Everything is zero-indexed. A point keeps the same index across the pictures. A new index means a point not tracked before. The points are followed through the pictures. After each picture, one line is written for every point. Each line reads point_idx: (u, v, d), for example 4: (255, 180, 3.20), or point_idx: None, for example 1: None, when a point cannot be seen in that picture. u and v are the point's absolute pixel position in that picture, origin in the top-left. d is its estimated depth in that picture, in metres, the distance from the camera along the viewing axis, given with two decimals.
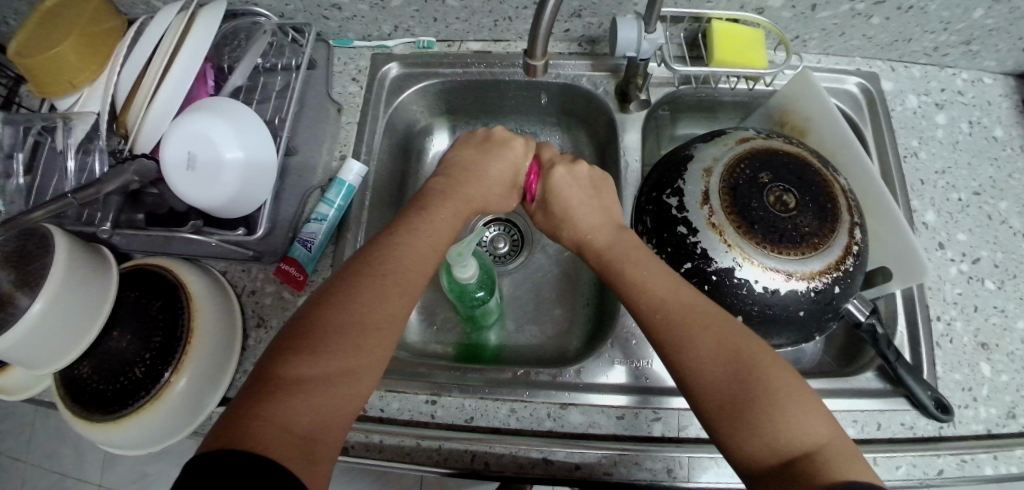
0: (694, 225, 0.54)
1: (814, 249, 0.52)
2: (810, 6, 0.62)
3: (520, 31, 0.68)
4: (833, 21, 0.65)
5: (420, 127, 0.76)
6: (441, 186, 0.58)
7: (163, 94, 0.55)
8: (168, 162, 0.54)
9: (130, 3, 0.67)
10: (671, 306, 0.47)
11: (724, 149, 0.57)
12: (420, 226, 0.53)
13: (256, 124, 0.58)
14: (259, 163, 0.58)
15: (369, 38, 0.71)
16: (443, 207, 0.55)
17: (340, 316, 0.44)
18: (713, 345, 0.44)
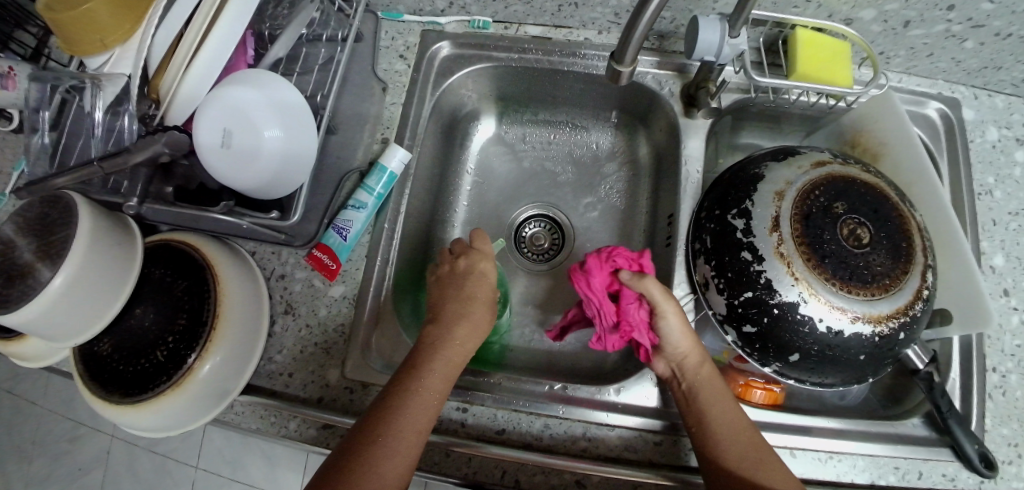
0: (760, 253, 0.51)
1: (883, 290, 0.49)
2: (903, 24, 0.58)
3: (585, 18, 0.63)
4: (924, 41, 0.60)
5: (466, 111, 0.71)
6: (449, 302, 0.56)
7: (201, 60, 0.53)
8: (202, 139, 0.51)
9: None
10: (729, 435, 0.49)
11: (798, 172, 0.53)
12: (448, 340, 0.53)
13: (295, 102, 0.54)
14: (297, 148, 0.54)
15: (420, 12, 0.66)
16: (481, 292, 0.57)
17: (414, 391, 0.49)
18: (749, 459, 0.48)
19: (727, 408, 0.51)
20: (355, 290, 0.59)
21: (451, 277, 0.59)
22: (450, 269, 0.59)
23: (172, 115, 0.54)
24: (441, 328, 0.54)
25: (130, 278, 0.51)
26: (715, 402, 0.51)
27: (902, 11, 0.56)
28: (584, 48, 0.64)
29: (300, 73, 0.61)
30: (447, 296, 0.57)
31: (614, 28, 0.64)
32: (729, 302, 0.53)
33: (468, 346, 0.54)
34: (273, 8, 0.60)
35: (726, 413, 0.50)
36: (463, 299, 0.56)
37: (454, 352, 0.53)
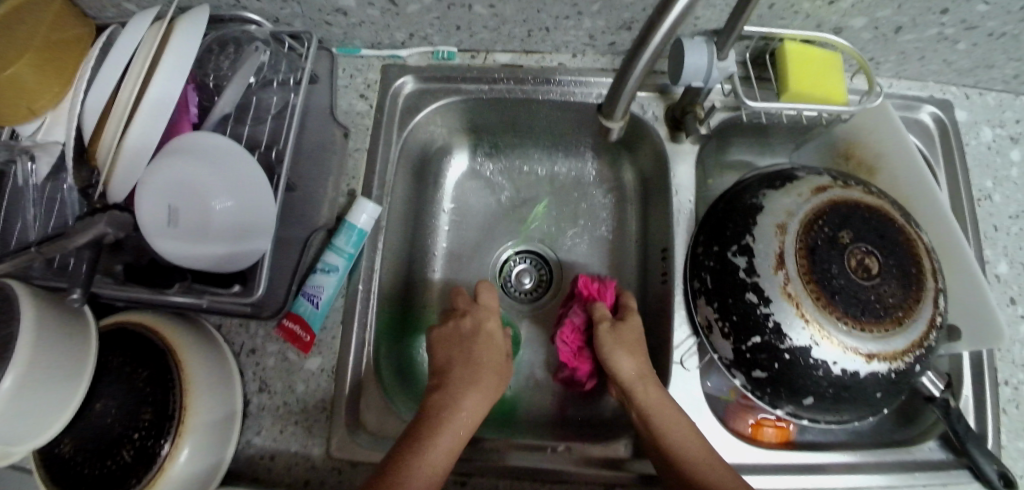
0: (766, 295, 0.47)
1: (896, 324, 0.47)
2: (894, 29, 0.55)
3: (558, 42, 0.59)
4: (915, 45, 0.57)
5: (438, 147, 0.66)
6: (455, 362, 0.53)
7: (137, 125, 0.46)
8: (145, 223, 0.47)
9: (99, 4, 0.59)
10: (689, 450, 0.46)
11: (798, 200, 0.50)
12: (456, 411, 0.49)
13: (234, 153, 0.50)
14: (248, 202, 0.49)
15: (379, 46, 0.61)
16: (488, 357, 0.54)
17: (421, 463, 0.44)
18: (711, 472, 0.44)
19: (683, 429, 0.47)
20: (333, 362, 0.54)
21: (456, 332, 0.56)
22: (455, 328, 0.56)
23: (111, 189, 0.47)
24: (448, 395, 0.50)
25: (83, 379, 0.46)
26: (668, 420, 0.48)
27: (893, 17, 0.53)
28: (558, 74, 0.60)
29: (254, 126, 0.56)
30: (454, 358, 0.53)
31: (589, 51, 0.60)
32: (736, 348, 0.50)
33: (475, 419, 0.49)
34: (219, 58, 0.55)
35: (681, 432, 0.47)
36: (471, 352, 0.53)
37: (464, 418, 0.49)
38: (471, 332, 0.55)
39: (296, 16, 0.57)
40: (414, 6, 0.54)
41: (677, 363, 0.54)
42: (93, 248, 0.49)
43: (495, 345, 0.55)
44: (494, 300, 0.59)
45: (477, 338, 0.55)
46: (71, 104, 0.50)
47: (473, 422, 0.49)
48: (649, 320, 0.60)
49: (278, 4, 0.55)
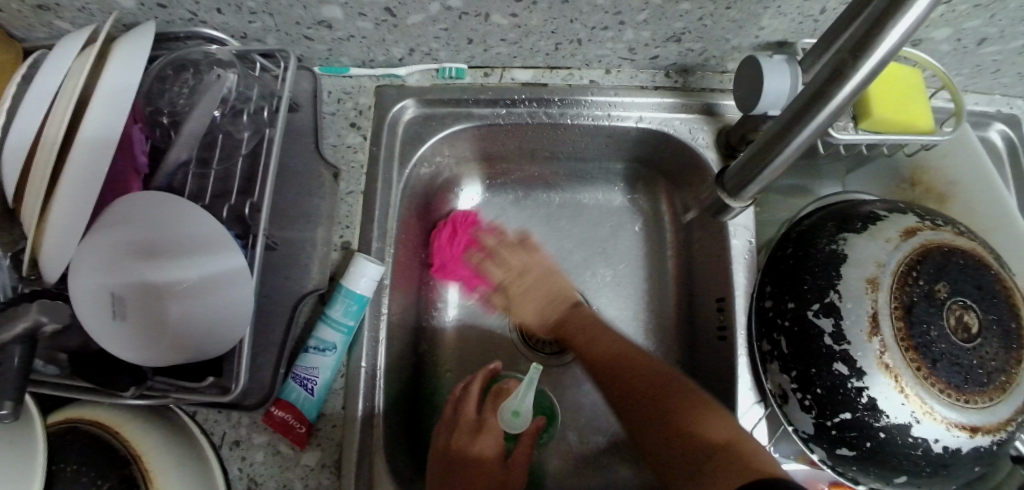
0: (858, 366, 0.40)
1: (1001, 391, 0.39)
2: (978, 41, 0.52)
3: (590, 56, 0.50)
4: (994, 57, 0.54)
5: (445, 179, 0.58)
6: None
7: (71, 178, 0.37)
8: (99, 336, 0.39)
9: (25, 23, 0.49)
10: (597, 349, 0.50)
11: (887, 248, 0.43)
12: None
13: (147, 199, 0.42)
14: (179, 239, 0.42)
15: (371, 63, 0.52)
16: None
17: None
18: (605, 362, 0.49)
19: (589, 334, 0.52)
20: (336, 455, 0.45)
21: (443, 457, 0.46)
22: (443, 453, 0.46)
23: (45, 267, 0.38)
24: None
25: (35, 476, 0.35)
26: (583, 338, 0.52)
27: (979, 28, 0.50)
28: (590, 93, 0.52)
29: (223, 165, 0.47)
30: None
31: (625, 66, 0.52)
32: (819, 423, 0.43)
33: None
34: (175, 86, 0.47)
35: (597, 340, 0.51)
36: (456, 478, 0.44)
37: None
38: (464, 459, 0.45)
39: (267, 30, 0.48)
40: (417, 16, 0.44)
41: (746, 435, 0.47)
42: (29, 343, 0.37)
43: (492, 472, 0.46)
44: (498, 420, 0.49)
45: (473, 471, 0.45)
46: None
47: None
48: (703, 375, 0.54)
49: (246, 17, 0.46)
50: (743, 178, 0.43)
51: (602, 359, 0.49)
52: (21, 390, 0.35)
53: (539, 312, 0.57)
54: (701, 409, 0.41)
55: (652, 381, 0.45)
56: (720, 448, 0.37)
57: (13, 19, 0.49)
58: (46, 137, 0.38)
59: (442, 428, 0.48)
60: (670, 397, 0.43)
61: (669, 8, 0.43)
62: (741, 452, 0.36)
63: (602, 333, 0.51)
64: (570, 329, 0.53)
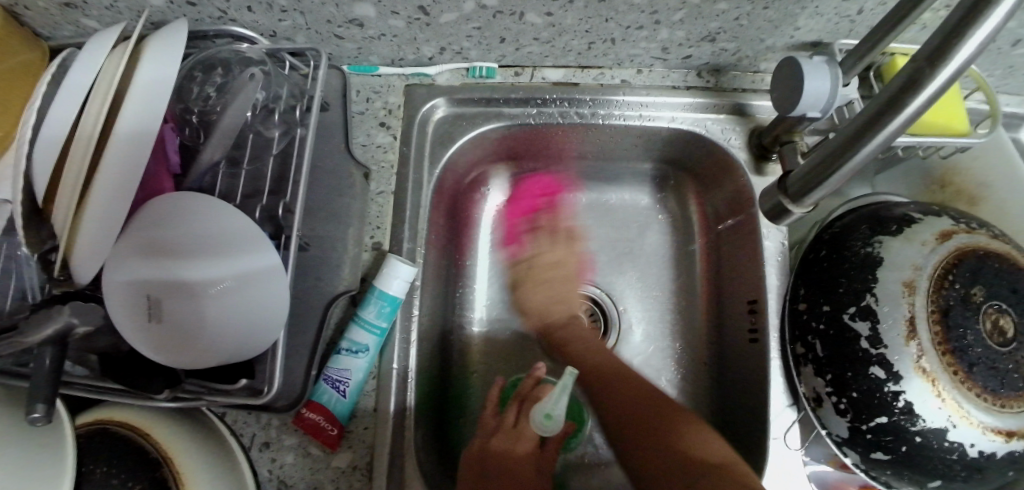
0: (896, 370, 0.40)
1: None
2: (1013, 42, 0.52)
3: (622, 56, 0.50)
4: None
5: (471, 180, 0.58)
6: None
7: (107, 178, 0.37)
8: (134, 337, 0.40)
9: (51, 21, 0.49)
10: (590, 358, 0.52)
11: (924, 251, 0.43)
12: None
13: (174, 201, 0.42)
14: (196, 238, 0.42)
15: (400, 62, 0.51)
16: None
17: None
18: (592, 357, 0.52)
19: (588, 345, 0.54)
20: (367, 457, 0.45)
21: (482, 460, 0.46)
22: (480, 453, 0.47)
23: (77, 270, 0.38)
24: None
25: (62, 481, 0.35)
26: (586, 349, 0.53)
27: (1015, 30, 0.50)
28: (620, 94, 0.51)
29: (253, 166, 0.47)
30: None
31: (657, 66, 0.51)
32: (855, 427, 0.43)
33: None
34: (204, 86, 0.47)
35: (584, 346, 0.54)
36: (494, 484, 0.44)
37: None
38: (502, 455, 0.47)
39: (297, 29, 0.48)
40: (450, 15, 0.44)
41: (778, 439, 0.47)
42: (59, 344, 0.36)
43: (532, 474, 0.46)
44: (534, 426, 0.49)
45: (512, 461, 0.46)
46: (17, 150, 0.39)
47: None
48: (731, 378, 0.54)
49: (276, 15, 0.46)
50: (810, 180, 0.39)
51: (597, 364, 0.52)
52: (54, 395, 0.35)
53: (553, 300, 0.57)
54: (699, 429, 0.44)
55: (643, 400, 0.48)
56: (716, 464, 0.41)
57: (40, 17, 0.48)
58: (80, 132, 0.37)
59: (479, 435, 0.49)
60: (661, 415, 0.46)
61: (707, 8, 0.43)
62: (730, 473, 0.40)
63: (595, 346, 0.54)
64: (564, 327, 0.56)
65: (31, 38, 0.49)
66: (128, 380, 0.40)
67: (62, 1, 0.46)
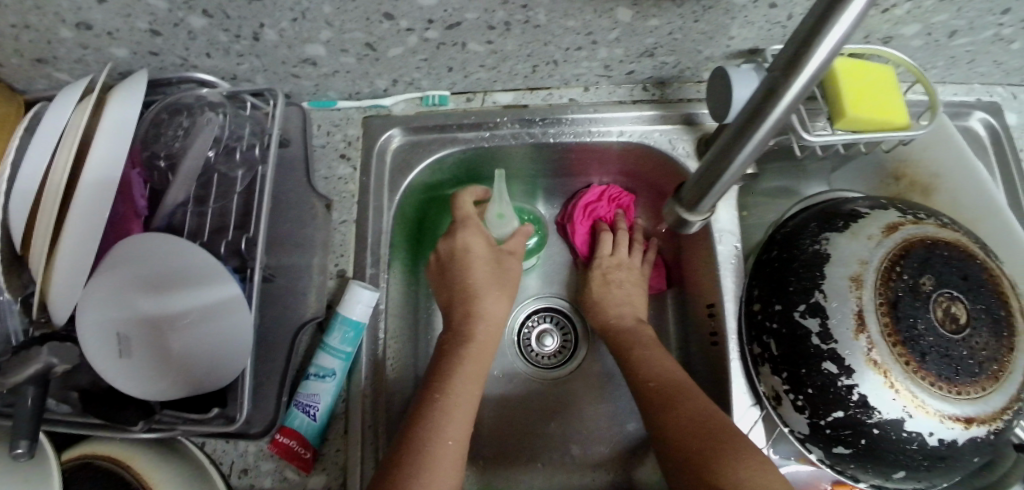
0: (847, 364, 0.41)
1: (996, 380, 0.39)
2: (948, 34, 0.55)
3: (567, 76, 0.52)
4: (967, 48, 0.58)
5: (434, 202, 0.60)
6: (453, 299, 0.52)
7: (76, 225, 0.39)
8: (114, 376, 0.41)
9: (27, 76, 0.52)
10: (660, 369, 0.49)
11: (870, 245, 0.44)
12: (466, 335, 0.49)
13: (153, 241, 0.43)
14: (177, 270, 0.44)
15: (357, 95, 0.54)
16: (479, 271, 0.53)
17: (445, 404, 0.44)
18: (656, 368, 0.49)
19: (661, 361, 0.49)
20: (341, 478, 0.46)
21: (450, 258, 0.54)
22: (444, 255, 0.55)
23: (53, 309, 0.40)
24: (455, 329, 0.50)
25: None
26: (653, 357, 0.50)
27: (949, 22, 0.53)
28: (570, 112, 0.53)
29: (219, 203, 0.50)
30: (452, 297, 0.53)
31: (603, 83, 0.54)
32: (814, 423, 0.44)
33: (491, 333, 0.50)
34: (169, 133, 0.50)
35: (662, 364, 0.49)
36: (462, 274, 0.53)
37: (476, 349, 0.49)
38: (456, 259, 0.54)
39: (256, 71, 0.51)
40: (397, 49, 0.47)
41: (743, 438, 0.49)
42: (41, 383, 0.38)
43: (479, 264, 0.53)
44: (467, 209, 0.56)
45: (464, 269, 0.53)
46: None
47: (485, 349, 0.49)
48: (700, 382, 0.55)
49: (234, 59, 0.49)
50: (701, 189, 0.44)
51: (657, 384, 0.47)
52: (35, 431, 0.37)
53: (628, 301, 0.57)
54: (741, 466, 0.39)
55: (698, 422, 0.43)
56: None
57: (15, 73, 0.51)
58: (48, 193, 0.40)
59: (444, 237, 0.56)
60: (717, 445, 0.40)
61: (639, 25, 0.45)
62: None
63: (663, 356, 0.50)
64: (631, 338, 0.53)
65: (12, 96, 0.52)
66: (104, 413, 0.41)
67: (34, 57, 0.48)
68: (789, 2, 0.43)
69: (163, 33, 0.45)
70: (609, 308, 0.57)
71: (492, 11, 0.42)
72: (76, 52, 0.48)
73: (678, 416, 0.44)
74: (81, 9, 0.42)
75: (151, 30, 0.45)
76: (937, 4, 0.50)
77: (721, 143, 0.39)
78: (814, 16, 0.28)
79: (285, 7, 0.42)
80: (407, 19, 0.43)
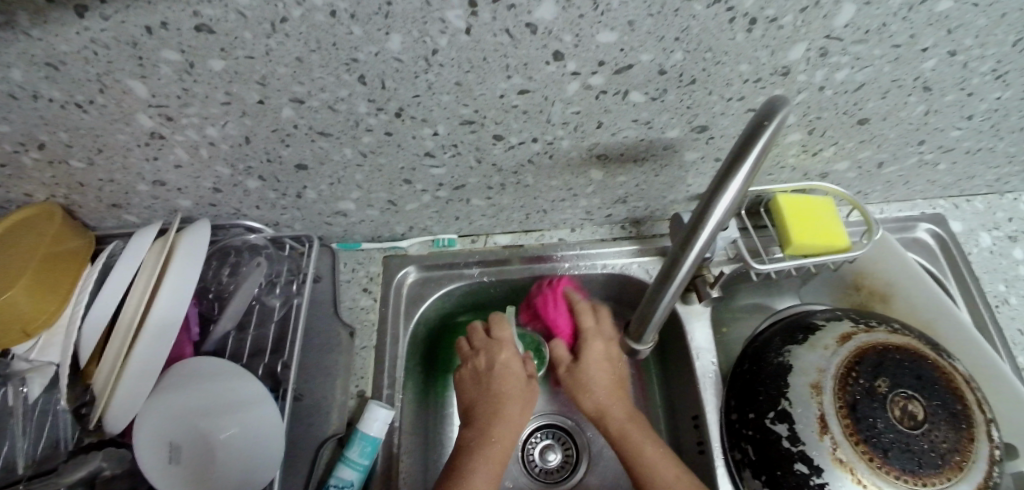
0: (816, 464, 0.46)
1: (960, 469, 0.43)
2: (877, 164, 0.66)
3: (555, 221, 0.64)
4: (898, 173, 0.68)
5: (444, 326, 0.69)
6: (479, 405, 0.58)
7: (140, 355, 0.47)
8: (155, 477, 0.47)
9: (100, 216, 0.61)
10: (652, 447, 0.53)
11: (826, 354, 0.50)
12: (487, 436, 0.55)
13: (203, 363, 0.51)
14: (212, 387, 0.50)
15: (379, 238, 0.65)
16: (509, 385, 0.59)
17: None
18: (647, 444, 0.53)
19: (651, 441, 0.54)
20: None
21: (482, 373, 0.60)
22: (472, 372, 0.61)
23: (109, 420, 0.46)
24: (476, 430, 0.56)
25: None
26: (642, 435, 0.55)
27: (874, 156, 0.64)
28: (560, 249, 0.64)
29: (258, 330, 0.57)
30: (478, 401, 0.58)
31: (587, 224, 0.65)
32: None
33: (507, 440, 0.55)
34: (219, 270, 0.60)
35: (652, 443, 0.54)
36: (491, 387, 0.59)
37: (498, 450, 0.54)
38: (489, 373, 0.60)
39: (295, 219, 0.61)
40: (413, 204, 0.58)
41: None
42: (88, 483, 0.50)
43: (509, 381, 0.59)
44: (509, 336, 0.64)
45: (493, 383, 0.59)
46: (70, 325, 0.50)
47: (503, 451, 0.54)
48: None
49: (279, 211, 0.59)
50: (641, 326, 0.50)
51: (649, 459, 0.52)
52: None
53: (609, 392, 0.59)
54: None
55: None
56: None
57: (90, 213, 0.60)
58: (120, 324, 0.48)
59: (473, 353, 0.62)
60: None
61: (611, 181, 0.57)
62: None
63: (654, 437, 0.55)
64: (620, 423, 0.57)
65: (80, 228, 0.60)
66: None
67: (111, 202, 0.58)
68: None
69: (224, 190, 0.56)
70: (595, 392, 0.60)
71: (489, 177, 0.54)
72: (148, 200, 0.58)
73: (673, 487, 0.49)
74: (159, 171, 0.53)
75: (215, 188, 0.55)
76: (858, 144, 0.61)
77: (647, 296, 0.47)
78: (729, 158, 0.35)
79: (325, 176, 0.54)
80: (422, 183, 0.55)
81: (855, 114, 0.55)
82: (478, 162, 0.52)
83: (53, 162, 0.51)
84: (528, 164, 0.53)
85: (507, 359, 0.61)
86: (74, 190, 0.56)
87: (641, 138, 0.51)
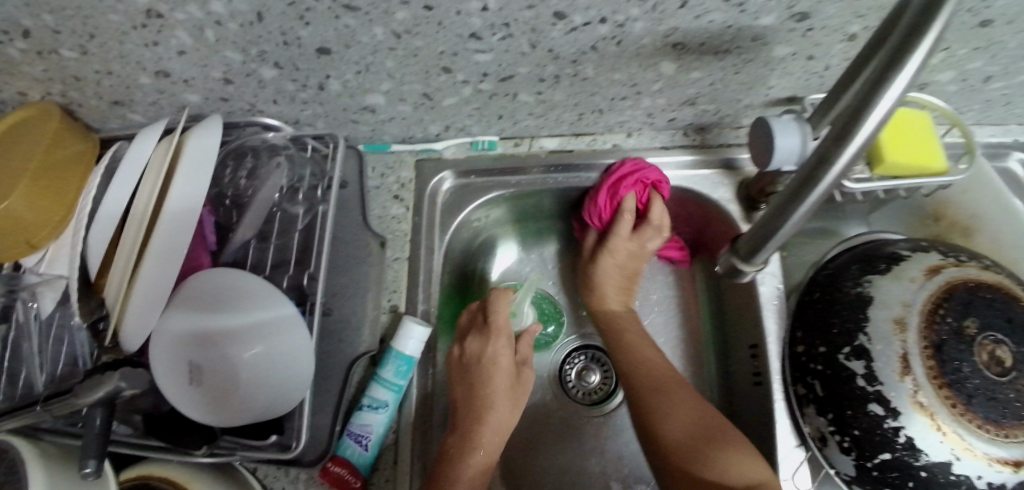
0: (894, 406, 0.42)
1: None
2: (984, 79, 0.56)
3: (609, 123, 0.57)
4: (1003, 92, 0.59)
5: (480, 242, 0.64)
6: (464, 397, 0.50)
7: (152, 258, 0.43)
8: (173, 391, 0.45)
9: (101, 117, 0.55)
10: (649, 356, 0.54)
11: (911, 288, 0.44)
12: (472, 437, 0.47)
13: (223, 277, 0.48)
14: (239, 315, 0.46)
15: (409, 139, 0.59)
16: (500, 377, 0.50)
17: None
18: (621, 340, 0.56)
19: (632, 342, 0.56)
20: None
21: (464, 362, 0.52)
22: (461, 358, 0.52)
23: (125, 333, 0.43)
24: (461, 433, 0.47)
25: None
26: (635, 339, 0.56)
27: (984, 68, 0.54)
28: (612, 156, 0.58)
29: (281, 238, 0.53)
30: (465, 393, 0.50)
31: (645, 129, 0.58)
32: (860, 464, 0.45)
33: (496, 445, 0.48)
34: (235, 174, 0.54)
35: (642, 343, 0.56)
36: (479, 377, 0.50)
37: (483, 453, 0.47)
38: (478, 360, 0.51)
39: (317, 116, 0.54)
40: (451, 98, 0.51)
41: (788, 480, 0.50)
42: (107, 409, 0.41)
43: (500, 370, 0.51)
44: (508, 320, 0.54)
45: (483, 372, 0.50)
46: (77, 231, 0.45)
47: (490, 456, 0.47)
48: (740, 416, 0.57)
49: (298, 106, 0.52)
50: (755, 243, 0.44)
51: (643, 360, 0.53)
52: (101, 451, 0.39)
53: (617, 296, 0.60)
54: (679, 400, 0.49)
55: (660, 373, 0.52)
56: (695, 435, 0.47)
57: (92, 113, 0.54)
58: (130, 225, 0.43)
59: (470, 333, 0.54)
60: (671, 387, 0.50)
61: (681, 78, 0.49)
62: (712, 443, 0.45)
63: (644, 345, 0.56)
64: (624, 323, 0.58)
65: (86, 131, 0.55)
66: (173, 437, 0.44)
67: (112, 100, 0.51)
68: (826, 54, 0.46)
69: (235, 82, 0.49)
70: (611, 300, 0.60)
71: (544, 66, 0.47)
72: (152, 96, 0.51)
73: (650, 362, 0.53)
74: (162, 59, 0.45)
75: (225, 79, 0.48)
76: (972, 52, 0.51)
77: (767, 214, 0.41)
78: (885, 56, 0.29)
79: (350, 62, 0.46)
80: (462, 73, 0.47)
81: (982, 12, 0.45)
82: (531, 47, 0.44)
83: (42, 52, 0.44)
84: (589, 52, 0.45)
85: (498, 345, 0.52)
86: (70, 86, 0.49)
87: (728, 25, 0.42)
